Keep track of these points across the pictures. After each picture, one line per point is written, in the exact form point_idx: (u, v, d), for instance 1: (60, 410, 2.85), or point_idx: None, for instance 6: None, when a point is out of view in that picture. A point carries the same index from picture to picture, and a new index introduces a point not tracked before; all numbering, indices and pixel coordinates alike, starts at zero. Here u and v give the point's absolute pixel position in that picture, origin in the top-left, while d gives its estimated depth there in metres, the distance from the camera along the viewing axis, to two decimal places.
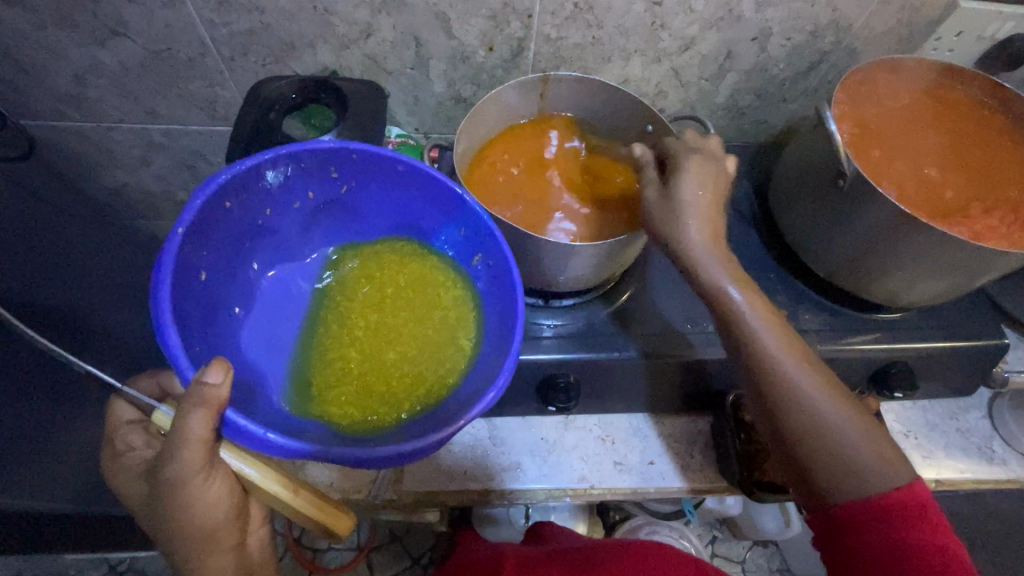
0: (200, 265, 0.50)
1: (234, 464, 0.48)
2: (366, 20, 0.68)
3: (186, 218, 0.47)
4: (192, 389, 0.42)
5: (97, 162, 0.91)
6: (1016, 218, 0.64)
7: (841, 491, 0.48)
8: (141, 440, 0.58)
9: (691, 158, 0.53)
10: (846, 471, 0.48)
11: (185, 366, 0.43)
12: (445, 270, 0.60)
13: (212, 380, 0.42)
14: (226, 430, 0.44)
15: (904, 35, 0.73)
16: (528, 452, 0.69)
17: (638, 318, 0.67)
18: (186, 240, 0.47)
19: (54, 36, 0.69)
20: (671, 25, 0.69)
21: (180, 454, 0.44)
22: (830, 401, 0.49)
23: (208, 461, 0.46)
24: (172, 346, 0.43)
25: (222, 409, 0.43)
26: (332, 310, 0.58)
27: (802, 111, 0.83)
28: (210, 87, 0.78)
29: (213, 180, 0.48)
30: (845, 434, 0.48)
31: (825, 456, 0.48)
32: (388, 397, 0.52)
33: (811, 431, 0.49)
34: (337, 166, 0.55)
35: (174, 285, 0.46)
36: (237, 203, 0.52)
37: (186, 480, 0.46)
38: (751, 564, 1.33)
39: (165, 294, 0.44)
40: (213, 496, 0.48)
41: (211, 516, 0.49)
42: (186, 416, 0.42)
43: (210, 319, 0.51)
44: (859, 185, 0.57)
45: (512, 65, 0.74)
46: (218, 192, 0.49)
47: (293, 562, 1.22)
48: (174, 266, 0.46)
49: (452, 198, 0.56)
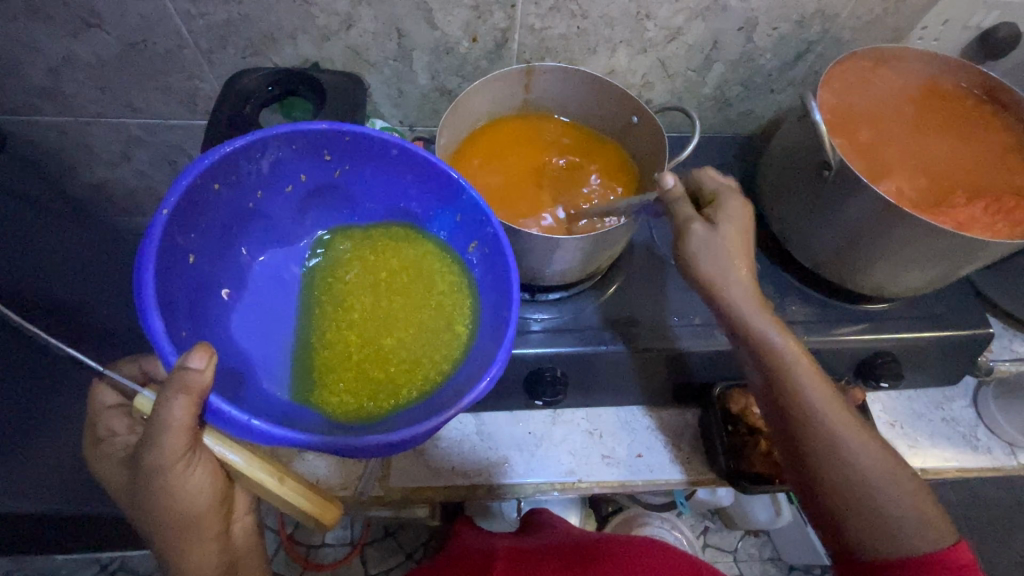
0: (188, 248, 0.50)
1: (217, 450, 0.47)
2: (347, 12, 0.67)
3: (172, 198, 0.46)
4: (175, 374, 0.41)
5: (76, 158, 0.90)
6: (1003, 207, 0.63)
7: (869, 542, 0.50)
8: (123, 426, 0.57)
9: (736, 202, 0.53)
10: (875, 526, 0.50)
11: (169, 351, 0.42)
12: (439, 257, 0.59)
13: (195, 365, 0.42)
14: (211, 417, 0.44)
15: (891, 24, 0.73)
16: (515, 446, 0.69)
17: (622, 310, 0.66)
18: (171, 221, 0.46)
19: (27, 29, 0.68)
20: (656, 15, 0.68)
21: (162, 439, 0.44)
22: (866, 446, 0.51)
23: (190, 446, 0.45)
24: (155, 330, 0.42)
25: (206, 395, 0.42)
26: (327, 296, 0.57)
27: (789, 102, 0.82)
28: (190, 80, 0.76)
29: (201, 161, 0.47)
30: (874, 487, 0.50)
31: (854, 505, 0.50)
32: (383, 385, 0.52)
33: (843, 480, 0.50)
34: (329, 149, 0.54)
35: (159, 267, 0.45)
36: (225, 185, 0.51)
37: (168, 467, 0.45)
38: (743, 554, 1.34)
39: (148, 276, 0.43)
40: (196, 484, 0.47)
41: (196, 502, 0.49)
42: (169, 402, 0.42)
43: (197, 302, 0.50)
44: (844, 175, 0.56)
45: (496, 56, 0.73)
46: (205, 173, 0.48)
47: (285, 559, 1.22)
48: (159, 247, 0.45)
49: (445, 183, 0.55)
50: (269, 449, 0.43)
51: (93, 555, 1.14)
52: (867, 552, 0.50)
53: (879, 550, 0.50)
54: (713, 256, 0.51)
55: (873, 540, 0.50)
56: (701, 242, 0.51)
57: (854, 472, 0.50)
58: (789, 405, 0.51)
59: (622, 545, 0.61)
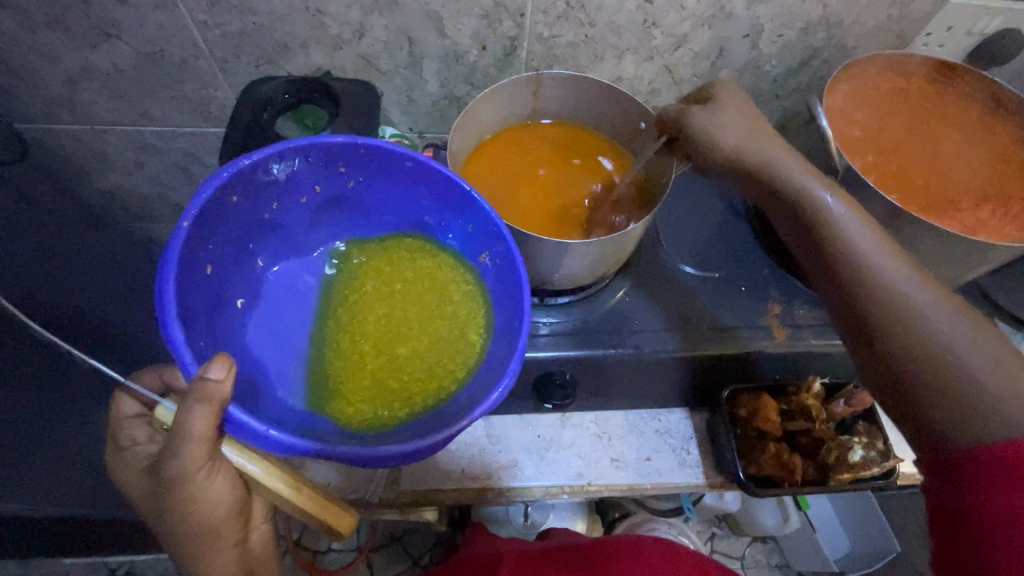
0: (205, 259, 0.51)
1: (237, 461, 0.48)
2: (359, 21, 0.68)
3: (192, 211, 0.47)
4: (195, 384, 0.42)
5: (92, 165, 0.91)
6: (1007, 210, 0.65)
7: (947, 412, 0.43)
8: (143, 435, 0.58)
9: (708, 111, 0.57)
10: (945, 386, 0.43)
11: (190, 361, 0.43)
12: (452, 266, 0.60)
13: (215, 376, 0.42)
14: (230, 427, 0.44)
15: (895, 30, 0.73)
16: (525, 449, 0.70)
17: (630, 315, 0.67)
18: (190, 233, 0.47)
19: (47, 39, 0.69)
20: (663, 23, 0.69)
21: (182, 450, 0.44)
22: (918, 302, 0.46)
23: (209, 457, 0.46)
24: (176, 342, 0.43)
25: (226, 406, 0.43)
26: (340, 304, 0.58)
27: (794, 108, 0.83)
28: (204, 89, 0.78)
29: (220, 174, 0.48)
30: (944, 343, 0.44)
31: (920, 363, 0.44)
32: (397, 395, 0.53)
33: (902, 333, 0.45)
34: (345, 161, 0.55)
35: (178, 279, 0.46)
36: (242, 197, 0.52)
37: (185, 477, 0.46)
38: (750, 560, 1.34)
39: (169, 289, 0.44)
40: (215, 494, 0.48)
41: (212, 514, 0.49)
42: (189, 412, 0.42)
43: (214, 313, 0.52)
44: (851, 180, 0.57)
45: (505, 64, 0.74)
46: (222, 186, 0.49)
47: (292, 564, 1.22)
48: (179, 261, 0.46)
49: (458, 194, 0.56)
50: (281, 456, 0.44)
51: (101, 559, 1.14)
52: (947, 429, 0.43)
53: (961, 424, 0.42)
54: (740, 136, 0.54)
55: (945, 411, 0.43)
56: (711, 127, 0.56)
57: (915, 325, 0.45)
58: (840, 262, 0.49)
59: (629, 544, 0.61)
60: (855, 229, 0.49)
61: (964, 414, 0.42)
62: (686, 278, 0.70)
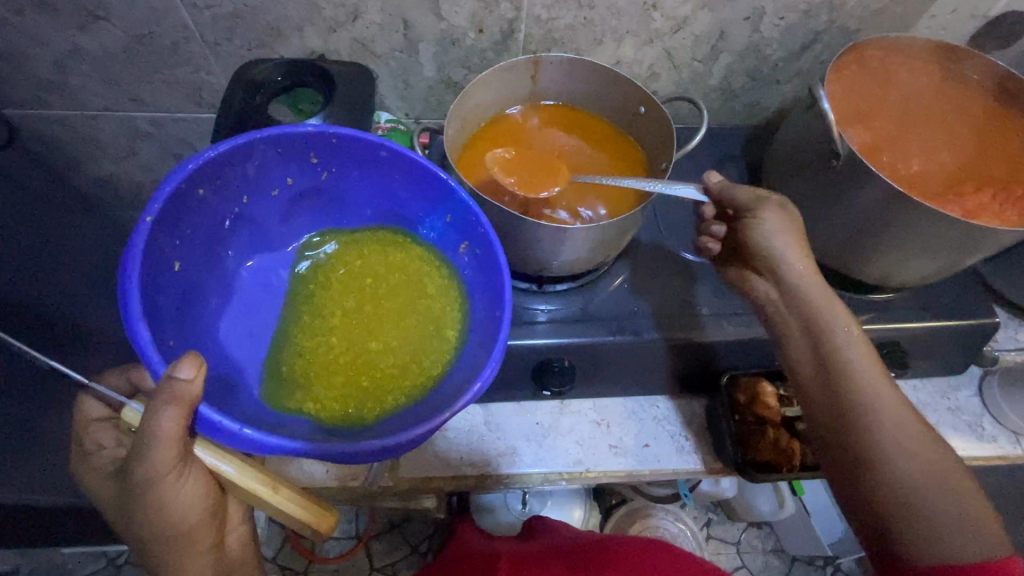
0: (173, 255, 0.50)
1: (209, 462, 0.47)
2: (353, 3, 0.67)
3: (156, 205, 0.46)
4: (163, 384, 0.42)
5: (83, 151, 0.90)
6: (1008, 195, 0.64)
7: (917, 546, 0.45)
8: (110, 439, 0.57)
9: (769, 208, 0.55)
10: (923, 524, 0.45)
11: (156, 360, 0.43)
12: (427, 258, 0.60)
13: (184, 375, 0.42)
14: (202, 428, 0.44)
15: (898, 13, 0.72)
16: (524, 436, 0.69)
17: (628, 302, 0.66)
18: (155, 228, 0.46)
19: (33, 20, 0.68)
20: (663, 6, 0.68)
21: (151, 453, 0.44)
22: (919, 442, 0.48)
23: (181, 458, 0.45)
24: (141, 340, 0.42)
25: (196, 405, 0.43)
26: (310, 301, 0.57)
27: (796, 93, 0.82)
28: (195, 73, 0.76)
29: (185, 166, 0.47)
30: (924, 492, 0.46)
31: (904, 492, 0.47)
32: (373, 389, 0.52)
33: (890, 476, 0.47)
34: (316, 152, 0.55)
35: (144, 274, 0.45)
36: (210, 190, 0.51)
37: (160, 479, 0.46)
38: (746, 545, 1.35)
39: (133, 285, 0.43)
40: (189, 495, 0.48)
41: (186, 517, 0.49)
42: (156, 412, 0.42)
43: (185, 310, 0.51)
44: (853, 165, 0.56)
45: (503, 47, 0.73)
46: (189, 179, 0.48)
47: (290, 553, 1.23)
48: (144, 257, 0.45)
49: (435, 185, 0.56)
50: (260, 456, 0.43)
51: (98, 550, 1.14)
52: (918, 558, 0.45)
53: (926, 549, 0.45)
54: (774, 239, 0.54)
55: (916, 546, 0.45)
56: (768, 222, 0.55)
57: (902, 466, 0.47)
58: (846, 391, 0.50)
59: (622, 545, 0.60)
60: (861, 363, 0.51)
61: (937, 555, 0.44)
62: (686, 266, 0.70)
